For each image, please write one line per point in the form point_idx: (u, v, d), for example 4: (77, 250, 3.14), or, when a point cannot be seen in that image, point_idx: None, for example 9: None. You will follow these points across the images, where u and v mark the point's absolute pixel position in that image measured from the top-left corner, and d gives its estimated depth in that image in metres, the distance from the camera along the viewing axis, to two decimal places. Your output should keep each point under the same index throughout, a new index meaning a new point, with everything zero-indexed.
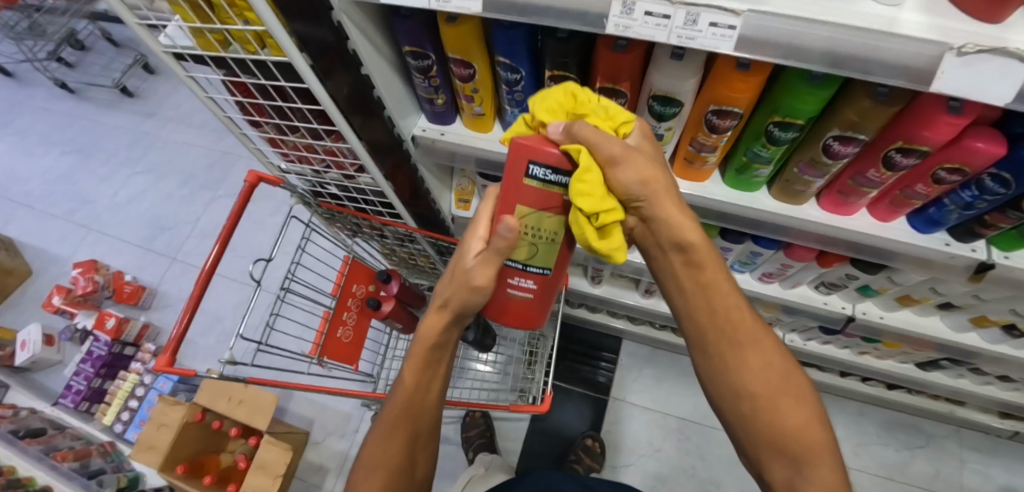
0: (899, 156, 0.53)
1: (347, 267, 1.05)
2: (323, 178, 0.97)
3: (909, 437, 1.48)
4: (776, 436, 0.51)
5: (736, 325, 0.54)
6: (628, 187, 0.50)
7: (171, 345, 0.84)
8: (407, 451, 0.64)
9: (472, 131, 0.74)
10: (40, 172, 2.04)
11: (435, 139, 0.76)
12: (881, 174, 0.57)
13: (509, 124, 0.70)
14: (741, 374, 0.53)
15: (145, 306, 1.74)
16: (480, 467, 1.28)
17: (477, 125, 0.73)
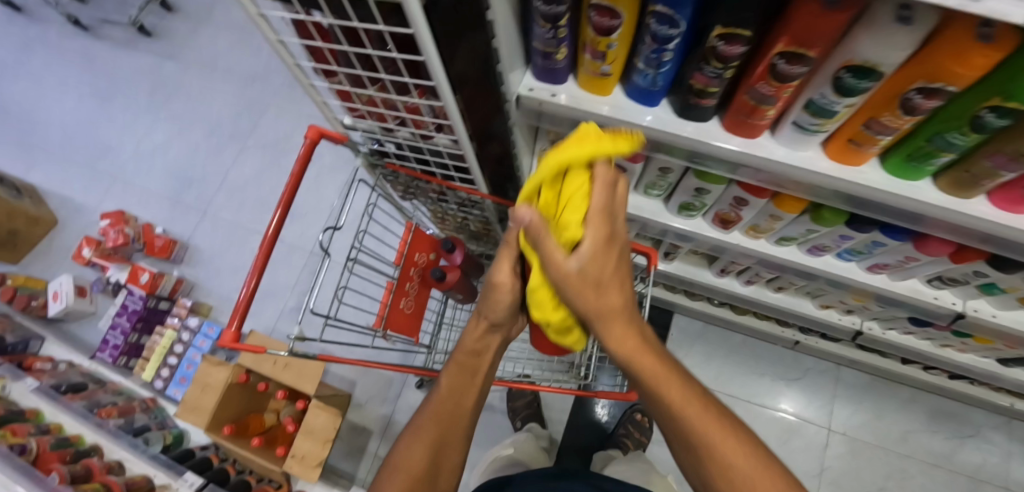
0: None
1: (411, 235, 1.00)
2: (393, 137, 0.89)
3: (958, 425, 1.45)
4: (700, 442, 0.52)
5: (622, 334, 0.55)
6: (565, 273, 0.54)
7: (240, 310, 0.79)
8: (432, 459, 0.67)
9: (589, 93, 0.65)
10: (60, 117, 1.93)
11: (542, 100, 0.67)
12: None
13: (638, 88, 0.61)
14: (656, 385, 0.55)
15: (177, 261, 1.69)
16: (509, 446, 1.18)
17: (596, 86, 0.63)
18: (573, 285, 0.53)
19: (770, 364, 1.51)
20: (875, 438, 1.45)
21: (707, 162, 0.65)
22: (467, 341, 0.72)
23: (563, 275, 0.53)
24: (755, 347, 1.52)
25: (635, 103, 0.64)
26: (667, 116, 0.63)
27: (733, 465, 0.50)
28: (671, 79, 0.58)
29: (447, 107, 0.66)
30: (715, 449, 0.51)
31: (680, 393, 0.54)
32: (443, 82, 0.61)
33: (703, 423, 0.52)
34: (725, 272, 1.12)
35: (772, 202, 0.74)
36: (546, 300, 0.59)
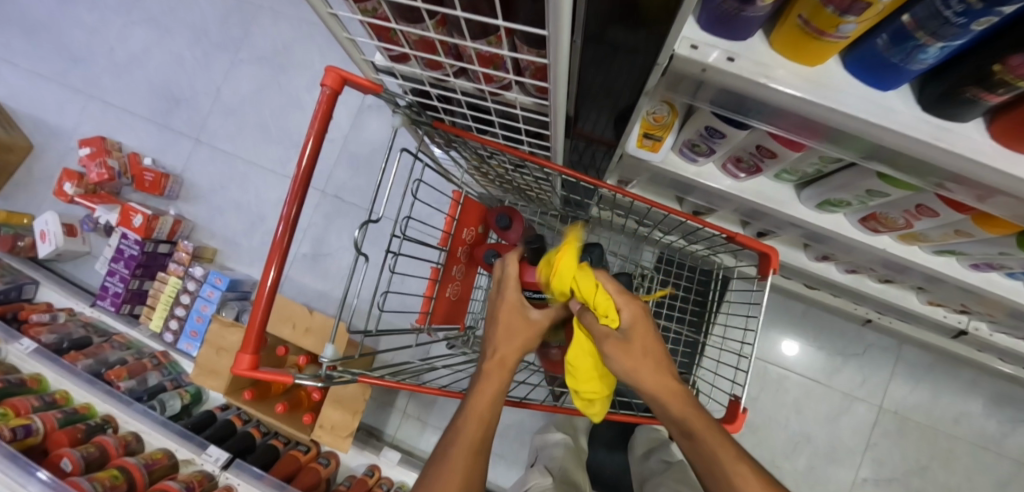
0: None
1: (458, 208, 0.82)
2: (448, 90, 0.65)
3: (1016, 411, 1.36)
4: None
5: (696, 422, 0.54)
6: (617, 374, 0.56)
7: (277, 255, 0.62)
8: None
9: (780, 56, 0.43)
10: (15, 14, 1.61)
11: (703, 65, 0.44)
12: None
13: (880, 60, 0.38)
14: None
15: (172, 197, 1.50)
16: (545, 477, 0.92)
17: (801, 52, 0.41)
18: (624, 363, 0.55)
19: (828, 337, 1.40)
20: (926, 418, 1.38)
21: (924, 173, 0.45)
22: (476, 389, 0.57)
23: (612, 351, 0.56)
24: (815, 319, 1.40)
25: (855, 81, 0.42)
26: (898, 104, 0.42)
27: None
28: (949, 54, 0.36)
29: (558, 60, 0.44)
30: None
31: (728, 452, 0.52)
32: (566, 22, 0.38)
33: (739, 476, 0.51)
34: (826, 259, 0.94)
35: (972, 220, 0.54)
36: (590, 378, 0.63)
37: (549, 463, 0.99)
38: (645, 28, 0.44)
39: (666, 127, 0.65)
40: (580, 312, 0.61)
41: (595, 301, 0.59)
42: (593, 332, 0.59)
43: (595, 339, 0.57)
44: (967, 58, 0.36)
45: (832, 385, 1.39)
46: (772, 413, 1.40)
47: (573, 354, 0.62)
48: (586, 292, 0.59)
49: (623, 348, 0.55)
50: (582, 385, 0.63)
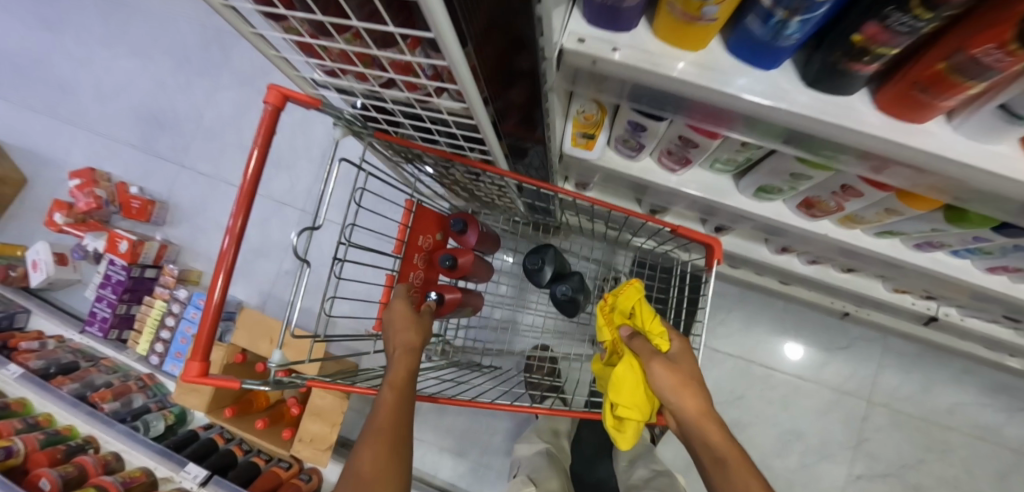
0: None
1: (411, 215, 0.83)
2: (381, 99, 0.67)
3: (1013, 399, 1.34)
4: None
5: (683, 400, 0.59)
6: (660, 387, 0.61)
7: (225, 263, 0.62)
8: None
9: (665, 45, 0.44)
10: (9, 53, 1.68)
11: (596, 58, 0.45)
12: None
13: (751, 36, 0.39)
14: (707, 436, 0.58)
15: (159, 222, 1.54)
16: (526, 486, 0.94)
17: (683, 38, 0.42)
18: (670, 382, 0.60)
19: (813, 333, 1.38)
20: (918, 410, 1.36)
21: (831, 151, 0.46)
22: (376, 428, 0.57)
23: (659, 366, 0.61)
24: (797, 314, 1.38)
25: (738, 61, 0.43)
26: (787, 83, 0.42)
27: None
28: (816, 29, 0.36)
29: (459, 67, 0.45)
30: None
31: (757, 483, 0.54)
32: (450, 34, 0.39)
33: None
34: (786, 250, 0.94)
35: (896, 197, 0.55)
36: (632, 396, 0.65)
37: (533, 474, 0.99)
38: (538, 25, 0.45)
39: (597, 125, 0.65)
40: (631, 336, 0.67)
41: (648, 325, 0.69)
42: (643, 348, 0.64)
43: (648, 353, 0.63)
44: (833, 28, 0.37)
45: (821, 382, 1.37)
46: (760, 411, 1.37)
47: (618, 377, 0.66)
48: (642, 318, 0.70)
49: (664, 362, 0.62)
50: (623, 407, 0.66)
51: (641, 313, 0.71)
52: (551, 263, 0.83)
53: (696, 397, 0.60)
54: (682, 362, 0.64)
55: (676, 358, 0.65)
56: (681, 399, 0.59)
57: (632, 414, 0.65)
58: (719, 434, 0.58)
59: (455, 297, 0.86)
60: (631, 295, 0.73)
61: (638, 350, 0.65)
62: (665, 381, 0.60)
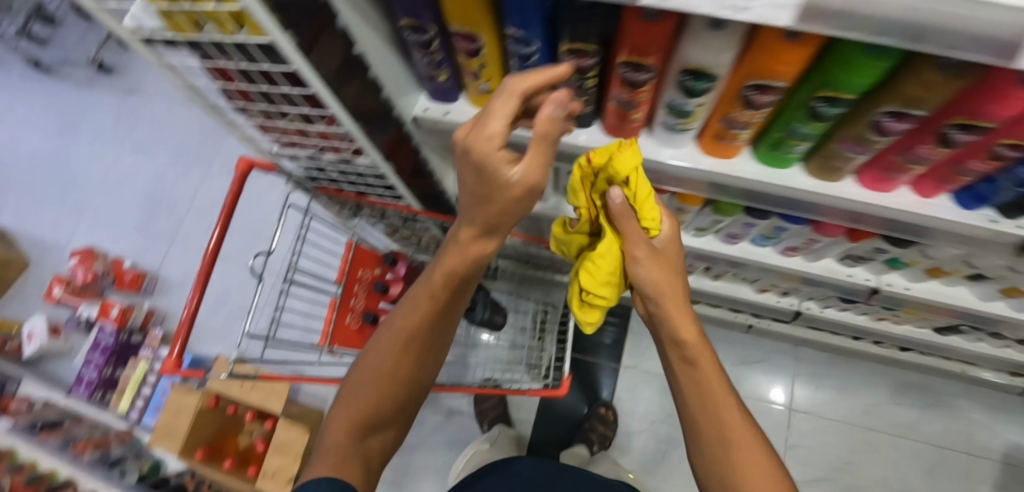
0: (1005, 151, 0.48)
1: (352, 252, 1.03)
2: (319, 162, 0.92)
3: (921, 396, 1.49)
4: (709, 404, 0.56)
5: (661, 291, 0.60)
6: (640, 280, 0.61)
7: (193, 300, 0.83)
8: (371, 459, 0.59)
9: (477, 109, 0.70)
10: (26, 157, 1.96)
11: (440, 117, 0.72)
12: (984, 166, 0.52)
13: None
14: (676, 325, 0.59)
15: (147, 292, 1.71)
16: (485, 442, 1.27)
17: (482, 102, 0.69)
18: (653, 271, 0.60)
19: (731, 349, 1.54)
20: (839, 415, 1.48)
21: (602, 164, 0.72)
22: (369, 390, 0.59)
23: (646, 258, 0.60)
24: (713, 333, 1.55)
25: (520, 116, 0.69)
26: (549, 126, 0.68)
27: (742, 429, 0.55)
28: None
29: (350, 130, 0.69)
30: (710, 387, 0.57)
31: (718, 382, 0.58)
32: (339, 107, 0.63)
33: (718, 387, 0.57)
34: None
35: (674, 197, 0.78)
36: (602, 283, 0.64)
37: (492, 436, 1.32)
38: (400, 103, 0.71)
39: None
40: (619, 213, 0.58)
41: (644, 206, 0.59)
42: (635, 231, 0.59)
43: (634, 243, 0.60)
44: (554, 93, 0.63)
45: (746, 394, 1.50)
46: None
47: (602, 266, 0.63)
48: (640, 196, 0.58)
49: (648, 259, 0.60)
50: (590, 289, 0.65)
51: (640, 187, 0.57)
52: None
53: (672, 287, 0.61)
54: (664, 254, 0.62)
55: (659, 249, 0.62)
56: (654, 286, 0.60)
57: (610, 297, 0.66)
58: (691, 327, 0.59)
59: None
60: (631, 161, 0.54)
61: (626, 232, 0.60)
62: (646, 274, 0.60)
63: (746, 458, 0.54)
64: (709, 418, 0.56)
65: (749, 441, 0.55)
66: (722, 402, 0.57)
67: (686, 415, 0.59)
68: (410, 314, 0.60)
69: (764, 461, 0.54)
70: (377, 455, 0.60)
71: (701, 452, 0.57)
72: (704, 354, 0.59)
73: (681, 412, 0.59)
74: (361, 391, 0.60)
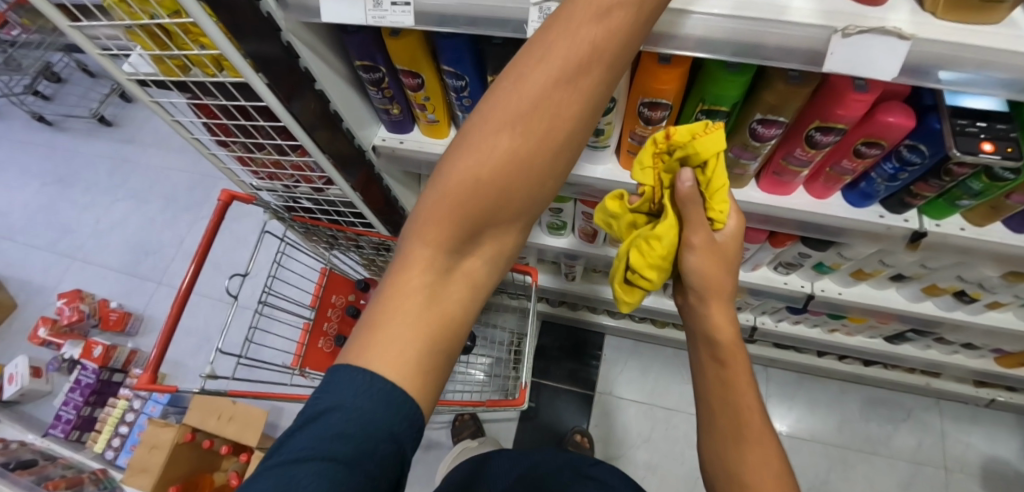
0: (865, 149, 0.57)
1: (325, 279, 1.09)
2: (294, 193, 1.01)
3: (889, 411, 1.53)
4: (733, 414, 0.52)
5: (710, 279, 0.53)
6: (688, 268, 0.53)
7: (166, 326, 0.88)
8: (431, 317, 0.39)
9: (429, 137, 0.79)
10: (21, 205, 2.04)
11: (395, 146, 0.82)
12: (854, 164, 0.60)
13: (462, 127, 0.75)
14: (709, 322, 0.55)
15: (131, 332, 1.75)
16: (474, 441, 1.34)
17: (431, 130, 0.77)
18: (705, 265, 0.53)
19: None
20: (812, 433, 1.50)
21: None
22: (448, 200, 0.40)
23: (702, 247, 0.52)
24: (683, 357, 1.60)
25: None
26: None
27: (760, 430, 0.52)
28: None
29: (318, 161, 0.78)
30: (734, 395, 0.53)
31: (746, 385, 0.53)
32: (308, 139, 0.72)
33: (741, 387, 0.53)
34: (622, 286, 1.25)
35: None
36: (653, 268, 0.55)
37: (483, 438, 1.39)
38: (360, 134, 0.80)
39: None
40: (686, 196, 0.48)
41: (715, 193, 0.49)
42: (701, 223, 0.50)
43: (694, 229, 0.51)
44: None
45: None
46: (668, 450, 1.48)
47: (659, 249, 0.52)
48: (714, 183, 0.48)
49: (701, 247, 0.52)
50: (636, 271, 0.56)
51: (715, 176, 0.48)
52: None
53: (721, 277, 0.54)
54: (721, 243, 0.54)
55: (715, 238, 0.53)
56: (704, 270, 0.53)
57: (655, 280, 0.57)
58: (728, 322, 0.54)
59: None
60: (717, 146, 0.45)
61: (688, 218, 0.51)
62: (695, 259, 0.52)
63: (756, 460, 0.50)
64: (728, 417, 0.53)
65: (765, 443, 0.51)
66: (742, 403, 0.53)
67: (709, 409, 0.54)
68: (573, 39, 0.37)
69: (777, 465, 0.50)
70: (475, 284, 0.43)
71: (717, 452, 0.53)
72: (738, 360, 0.54)
73: (699, 405, 0.56)
74: (467, 174, 0.39)
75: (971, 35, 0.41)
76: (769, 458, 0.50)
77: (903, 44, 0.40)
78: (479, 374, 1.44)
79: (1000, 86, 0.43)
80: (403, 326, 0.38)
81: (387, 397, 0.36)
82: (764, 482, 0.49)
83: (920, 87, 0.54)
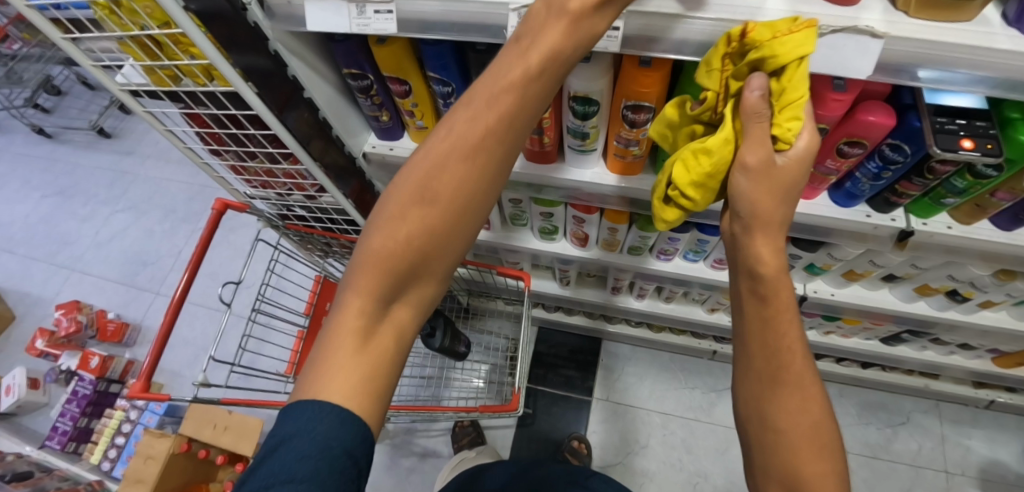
0: (847, 149, 0.57)
1: (319, 287, 1.09)
2: (288, 201, 1.01)
3: (888, 414, 1.52)
4: (773, 362, 0.46)
5: (760, 205, 0.45)
6: (735, 192, 0.46)
7: (159, 336, 0.88)
8: (366, 368, 0.40)
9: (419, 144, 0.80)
10: (21, 218, 2.05)
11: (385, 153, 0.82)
12: (837, 164, 0.60)
13: None
14: (750, 258, 0.46)
15: (129, 343, 1.75)
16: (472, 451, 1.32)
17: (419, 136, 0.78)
18: (756, 190, 0.45)
19: (700, 377, 1.57)
20: None
21: (528, 189, 0.81)
22: (372, 260, 0.41)
23: (753, 171, 0.44)
24: (681, 362, 1.60)
25: None
26: None
27: (801, 372, 0.45)
28: None
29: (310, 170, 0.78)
30: (775, 339, 0.46)
31: (790, 327, 0.46)
32: (297, 147, 0.72)
33: (785, 325, 0.46)
34: (616, 290, 1.26)
35: (604, 217, 0.88)
36: (697, 186, 0.49)
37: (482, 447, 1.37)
38: (349, 141, 0.80)
39: None
40: (749, 100, 0.42)
41: (787, 106, 0.41)
42: (758, 143, 0.43)
43: (750, 143, 0.43)
44: None
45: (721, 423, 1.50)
46: (666, 456, 1.47)
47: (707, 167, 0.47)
48: (786, 94, 0.41)
49: (757, 171, 0.44)
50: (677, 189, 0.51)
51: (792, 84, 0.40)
52: None
53: (772, 205, 0.45)
54: (782, 174, 0.45)
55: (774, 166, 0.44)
56: (751, 198, 0.45)
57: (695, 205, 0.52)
58: (773, 255, 0.46)
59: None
60: (801, 48, 0.39)
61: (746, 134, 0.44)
62: (745, 184, 0.45)
63: (792, 404, 0.45)
64: (769, 361, 0.46)
65: (806, 388, 0.45)
66: (786, 342, 0.46)
67: (747, 345, 0.48)
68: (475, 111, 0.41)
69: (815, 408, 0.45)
70: (413, 331, 0.44)
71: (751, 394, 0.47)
72: (783, 299, 0.46)
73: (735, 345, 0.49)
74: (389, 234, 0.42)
75: (945, 33, 0.41)
76: (810, 406, 0.45)
77: (875, 43, 0.40)
78: (476, 381, 1.43)
79: (978, 83, 0.43)
80: (342, 366, 0.39)
81: (339, 416, 0.37)
82: (802, 430, 0.44)
83: (900, 87, 0.55)
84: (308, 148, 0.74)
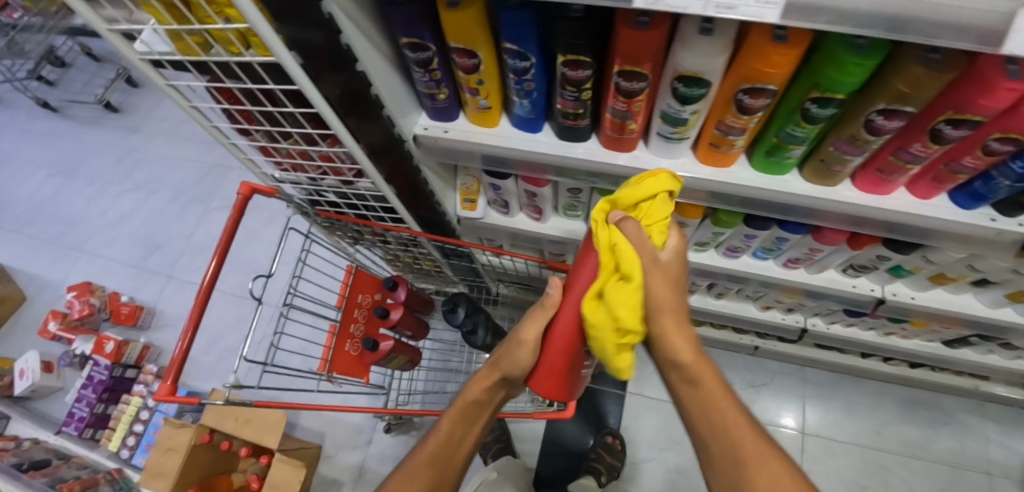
0: (997, 144, 0.50)
1: (353, 276, 1.00)
2: (320, 186, 0.93)
3: (931, 413, 1.47)
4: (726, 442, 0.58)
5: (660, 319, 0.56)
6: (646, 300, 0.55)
7: (190, 323, 0.81)
8: None
9: (477, 126, 0.72)
10: (27, 195, 1.98)
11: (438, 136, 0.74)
12: (977, 161, 0.53)
13: (517, 116, 0.68)
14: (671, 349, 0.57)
15: (144, 326, 1.69)
16: (493, 471, 1.14)
17: (481, 118, 0.70)
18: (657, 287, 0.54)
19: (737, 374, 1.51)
20: (849, 436, 1.45)
21: (597, 180, 0.72)
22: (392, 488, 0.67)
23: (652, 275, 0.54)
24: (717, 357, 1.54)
25: (520, 131, 0.70)
26: (545, 138, 0.69)
27: (746, 441, 0.57)
28: (542, 105, 0.65)
29: (351, 151, 0.71)
30: (716, 418, 0.58)
31: (721, 400, 0.59)
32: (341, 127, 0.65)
33: (718, 403, 0.59)
34: None
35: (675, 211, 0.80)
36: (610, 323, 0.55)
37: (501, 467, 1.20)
38: (399, 122, 0.72)
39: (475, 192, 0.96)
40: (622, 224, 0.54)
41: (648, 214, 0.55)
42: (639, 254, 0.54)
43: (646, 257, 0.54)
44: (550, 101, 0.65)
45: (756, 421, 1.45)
46: None
47: (622, 292, 0.52)
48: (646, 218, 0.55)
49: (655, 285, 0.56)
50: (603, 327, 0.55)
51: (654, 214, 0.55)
52: (464, 304, 1.00)
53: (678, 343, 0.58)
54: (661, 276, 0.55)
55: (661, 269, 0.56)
56: (661, 324, 0.56)
57: (621, 341, 0.55)
58: (689, 348, 0.58)
59: (391, 344, 1.03)
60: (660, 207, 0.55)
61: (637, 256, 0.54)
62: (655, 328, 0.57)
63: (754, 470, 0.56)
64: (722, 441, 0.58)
65: (759, 453, 0.56)
66: (723, 415, 0.58)
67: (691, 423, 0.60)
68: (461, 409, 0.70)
69: (764, 462, 0.56)
70: None
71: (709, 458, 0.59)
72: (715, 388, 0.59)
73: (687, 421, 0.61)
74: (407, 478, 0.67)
75: None
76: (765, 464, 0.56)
77: None
78: None
79: None
80: None
81: None
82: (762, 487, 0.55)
83: None
84: (350, 127, 0.66)
